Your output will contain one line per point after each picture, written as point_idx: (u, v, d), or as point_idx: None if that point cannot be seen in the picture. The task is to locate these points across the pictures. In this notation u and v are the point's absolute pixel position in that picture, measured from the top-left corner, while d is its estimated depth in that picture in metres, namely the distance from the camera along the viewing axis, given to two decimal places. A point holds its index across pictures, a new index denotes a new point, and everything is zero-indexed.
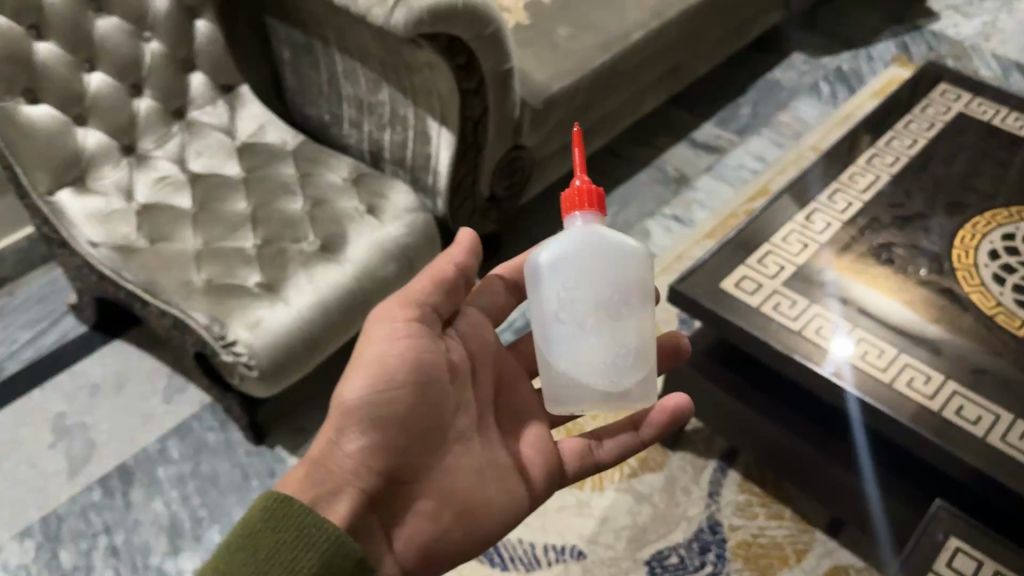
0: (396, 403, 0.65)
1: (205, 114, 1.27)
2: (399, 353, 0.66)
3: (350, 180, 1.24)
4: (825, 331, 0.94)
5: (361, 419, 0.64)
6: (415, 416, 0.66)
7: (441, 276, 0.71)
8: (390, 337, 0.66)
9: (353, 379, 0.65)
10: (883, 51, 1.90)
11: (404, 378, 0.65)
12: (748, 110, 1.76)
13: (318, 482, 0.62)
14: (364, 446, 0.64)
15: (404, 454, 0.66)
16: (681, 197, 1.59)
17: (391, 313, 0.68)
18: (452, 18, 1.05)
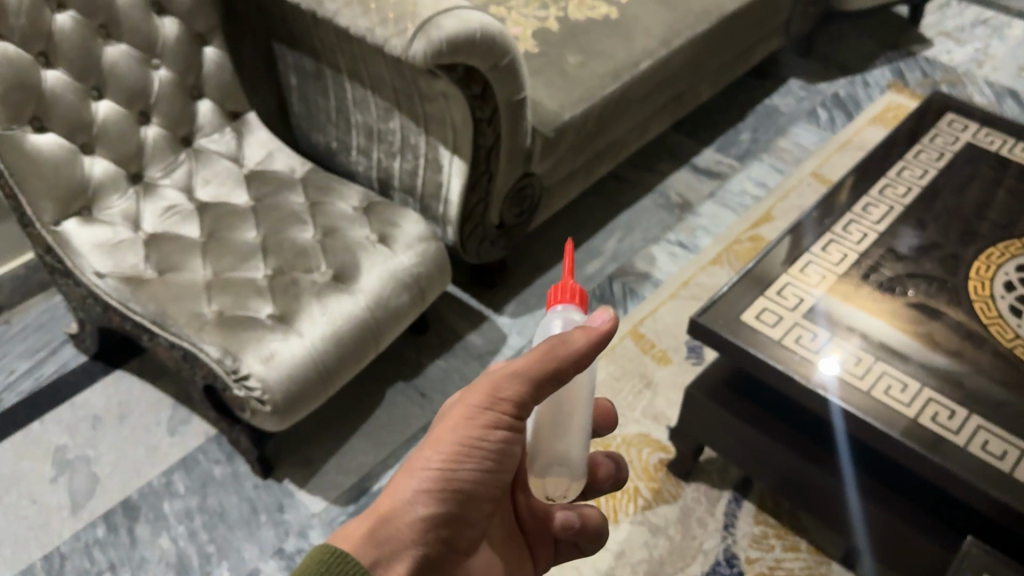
0: (474, 487, 0.59)
1: (212, 141, 1.26)
2: (496, 442, 0.58)
3: (361, 209, 1.23)
4: (810, 345, 0.96)
5: (442, 497, 0.57)
6: (482, 502, 0.60)
7: (559, 370, 0.58)
8: (490, 419, 0.58)
9: (438, 445, 0.58)
10: (878, 77, 1.92)
11: (489, 466, 0.59)
12: (749, 135, 1.77)
13: (383, 543, 0.54)
14: (437, 524, 0.57)
15: (461, 537, 0.60)
16: (685, 223, 1.59)
17: (499, 389, 0.58)
18: (471, 48, 1.05)
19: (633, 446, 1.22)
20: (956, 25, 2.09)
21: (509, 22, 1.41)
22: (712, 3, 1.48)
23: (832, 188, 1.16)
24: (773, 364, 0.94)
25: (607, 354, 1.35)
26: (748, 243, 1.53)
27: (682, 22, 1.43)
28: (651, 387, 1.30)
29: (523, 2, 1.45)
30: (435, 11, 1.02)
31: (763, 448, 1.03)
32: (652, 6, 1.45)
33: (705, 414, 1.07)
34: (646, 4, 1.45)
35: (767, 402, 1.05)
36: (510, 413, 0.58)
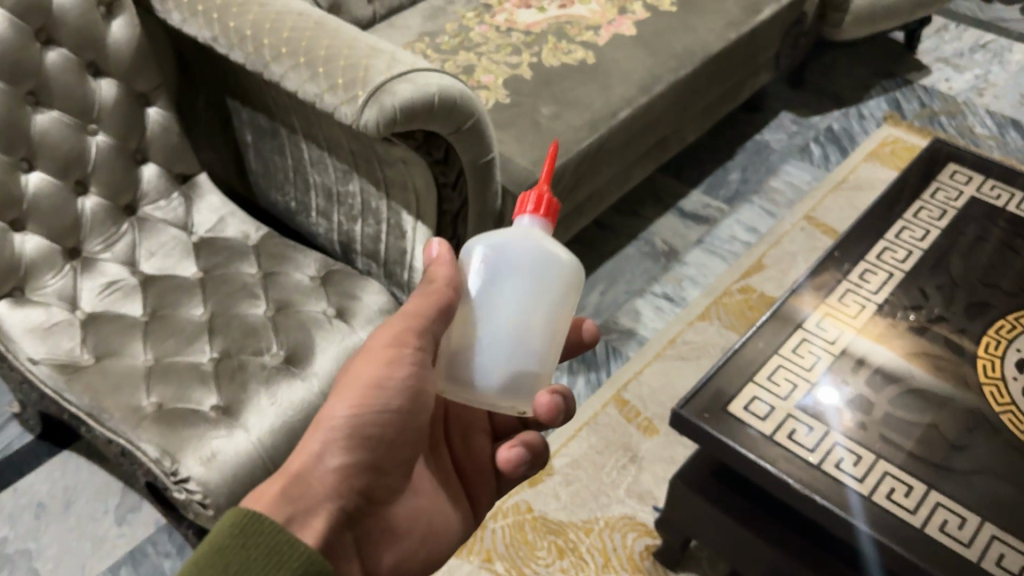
0: (383, 427, 0.66)
1: (159, 209, 1.17)
2: (400, 380, 0.66)
3: (318, 279, 1.14)
4: (799, 437, 0.87)
5: (353, 444, 0.64)
6: (396, 442, 0.68)
7: (447, 303, 0.65)
8: (392, 360, 0.66)
9: (344, 396, 0.65)
10: (874, 109, 1.84)
11: (395, 405, 0.66)
12: (738, 175, 1.69)
13: (300, 498, 0.60)
14: (351, 469, 0.64)
15: (378, 476, 0.67)
16: (672, 273, 1.50)
17: (398, 329, 0.66)
18: (429, 114, 0.96)
19: (617, 531, 1.13)
20: (955, 51, 2.01)
21: (479, 70, 1.32)
22: (697, 43, 1.39)
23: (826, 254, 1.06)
24: (765, 466, 0.85)
25: (589, 424, 1.25)
26: (739, 296, 1.44)
27: (664, 66, 1.34)
28: (636, 462, 1.21)
29: (495, 47, 1.36)
30: (388, 77, 0.93)
31: (756, 547, 0.94)
32: (632, 49, 1.36)
33: (692, 509, 0.98)
34: (625, 47, 1.36)
35: (754, 495, 0.96)
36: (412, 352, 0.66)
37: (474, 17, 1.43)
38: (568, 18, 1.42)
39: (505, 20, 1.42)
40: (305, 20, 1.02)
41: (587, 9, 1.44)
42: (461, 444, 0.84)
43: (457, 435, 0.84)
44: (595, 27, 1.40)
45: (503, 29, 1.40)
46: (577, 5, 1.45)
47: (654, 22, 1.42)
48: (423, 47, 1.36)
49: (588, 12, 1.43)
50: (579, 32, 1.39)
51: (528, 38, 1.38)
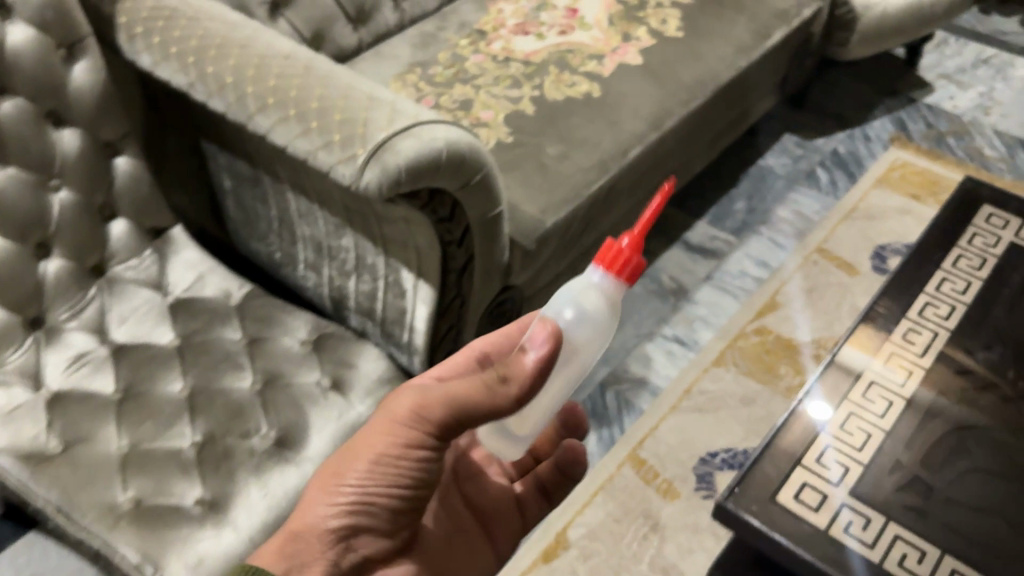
0: (389, 494, 0.66)
1: (130, 268, 1.06)
2: (408, 459, 0.65)
3: (310, 343, 1.04)
4: (855, 529, 0.80)
5: (356, 508, 0.66)
6: (408, 503, 0.68)
7: (496, 411, 0.60)
8: (405, 439, 0.64)
9: (356, 461, 0.66)
10: (879, 130, 1.77)
11: (403, 478, 0.66)
12: (744, 204, 1.61)
13: (298, 551, 0.65)
14: (351, 529, 0.66)
15: (384, 534, 0.68)
16: (682, 313, 1.41)
17: (423, 413, 0.63)
18: (436, 171, 0.86)
19: None
20: (957, 66, 1.95)
21: (478, 105, 1.22)
22: (706, 72, 1.30)
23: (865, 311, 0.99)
24: (820, 566, 0.77)
25: (604, 489, 1.16)
26: (754, 339, 1.36)
27: (673, 99, 1.25)
28: (658, 530, 1.12)
29: (493, 78, 1.26)
30: (390, 132, 0.83)
31: None
32: (639, 80, 1.27)
33: None
34: (631, 77, 1.27)
35: None
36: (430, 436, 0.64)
37: (469, 45, 1.32)
38: (569, 45, 1.32)
39: (502, 48, 1.32)
40: (293, 65, 0.92)
41: (589, 35, 1.34)
42: (472, 489, 0.84)
43: (472, 481, 0.84)
44: (598, 56, 1.30)
45: (500, 59, 1.30)
46: (578, 30, 1.35)
47: (661, 49, 1.33)
48: (414, 79, 1.26)
49: (591, 38, 1.33)
50: (582, 62, 1.29)
51: (528, 68, 1.28)
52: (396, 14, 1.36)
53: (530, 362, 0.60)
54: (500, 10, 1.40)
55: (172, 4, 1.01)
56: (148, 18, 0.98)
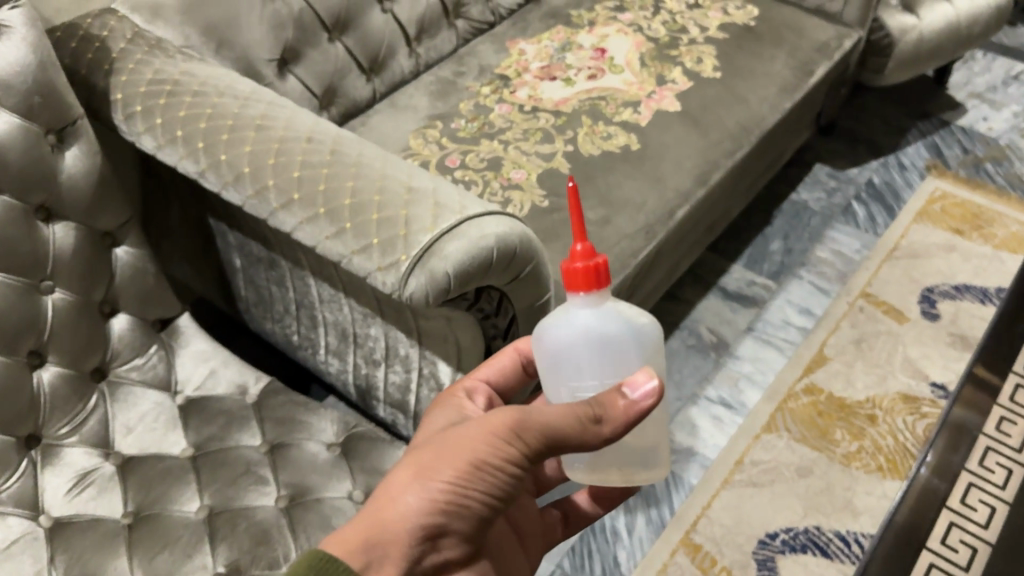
0: (481, 506, 0.53)
1: (134, 368, 0.95)
2: (507, 474, 0.53)
3: (338, 446, 0.92)
4: None
5: (445, 511, 0.52)
6: (493, 521, 0.55)
7: (588, 445, 0.53)
8: (505, 452, 0.52)
9: (449, 458, 0.53)
10: (914, 157, 1.69)
11: (498, 492, 0.53)
12: (780, 244, 1.51)
13: (375, 547, 0.51)
14: (435, 536, 0.52)
15: (467, 547, 0.55)
16: (725, 371, 1.32)
17: (532, 420, 0.53)
18: (485, 271, 0.76)
19: None
20: (986, 83, 1.87)
21: (507, 164, 1.13)
22: (749, 117, 1.20)
23: (970, 374, 1.01)
24: None
25: None
26: (805, 400, 1.27)
27: (717, 149, 1.16)
28: None
29: (521, 133, 1.17)
30: (437, 234, 0.73)
31: None
32: (679, 129, 1.17)
33: None
34: (671, 125, 1.18)
35: None
36: (539, 444, 0.53)
37: (491, 94, 1.24)
38: (601, 91, 1.22)
39: (528, 97, 1.22)
40: (317, 151, 0.81)
41: (621, 79, 1.24)
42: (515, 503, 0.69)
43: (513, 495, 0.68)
44: (633, 103, 1.20)
45: (527, 109, 1.20)
46: (608, 74, 1.25)
47: (700, 91, 1.23)
48: (436, 134, 1.17)
49: (623, 82, 1.24)
50: (616, 110, 1.19)
51: (559, 120, 1.18)
52: (411, 60, 1.26)
53: (627, 406, 0.52)
54: (522, 52, 1.31)
55: (175, 76, 0.90)
56: (148, 95, 0.87)
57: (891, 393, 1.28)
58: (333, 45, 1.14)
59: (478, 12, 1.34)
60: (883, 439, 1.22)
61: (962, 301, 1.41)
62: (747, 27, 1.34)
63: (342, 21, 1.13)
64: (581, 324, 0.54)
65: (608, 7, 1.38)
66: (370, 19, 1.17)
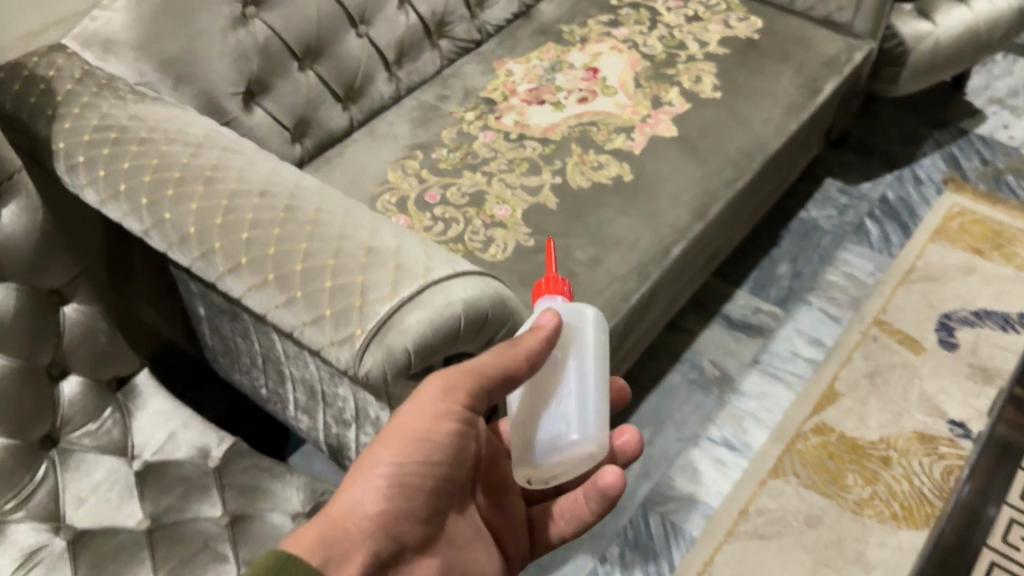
0: (423, 474, 0.59)
1: (88, 434, 0.88)
2: (445, 435, 0.59)
3: (304, 516, 0.86)
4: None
5: (393, 487, 0.57)
6: (440, 488, 0.61)
7: (511, 374, 0.59)
8: (440, 412, 0.59)
9: (385, 443, 0.58)
10: (930, 169, 1.60)
11: (436, 458, 0.60)
12: (788, 268, 1.43)
13: (334, 543, 0.54)
14: (390, 512, 0.57)
15: (422, 521, 0.60)
16: (729, 409, 1.24)
17: (451, 381, 0.59)
18: (452, 339, 0.68)
19: None
20: (1007, 88, 1.77)
21: (491, 200, 1.05)
22: (752, 141, 1.12)
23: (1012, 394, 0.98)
24: None
25: None
26: (815, 441, 1.20)
27: (717, 178, 1.08)
28: None
29: (506, 163, 1.09)
30: (396, 305, 0.66)
31: None
32: (676, 157, 1.10)
33: None
34: (667, 153, 1.10)
35: None
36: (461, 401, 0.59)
37: (476, 121, 1.16)
38: (592, 116, 1.15)
39: (514, 123, 1.15)
40: (271, 206, 0.74)
41: (614, 102, 1.17)
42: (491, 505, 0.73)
43: (491, 499, 0.73)
44: (627, 129, 1.13)
45: (512, 137, 1.13)
46: (600, 96, 1.18)
47: (699, 113, 1.15)
48: (416, 166, 1.10)
49: (616, 106, 1.16)
50: (608, 137, 1.12)
51: (546, 149, 1.11)
52: (392, 84, 1.19)
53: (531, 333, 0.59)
54: (509, 73, 1.23)
55: (122, 120, 0.83)
56: (92, 144, 0.81)
57: (907, 432, 1.20)
58: (305, 74, 1.07)
59: (463, 31, 1.27)
60: (898, 483, 1.15)
61: (983, 329, 1.32)
62: (750, 41, 1.26)
63: (313, 49, 1.06)
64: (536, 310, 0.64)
65: (602, 22, 1.31)
66: (344, 44, 1.09)
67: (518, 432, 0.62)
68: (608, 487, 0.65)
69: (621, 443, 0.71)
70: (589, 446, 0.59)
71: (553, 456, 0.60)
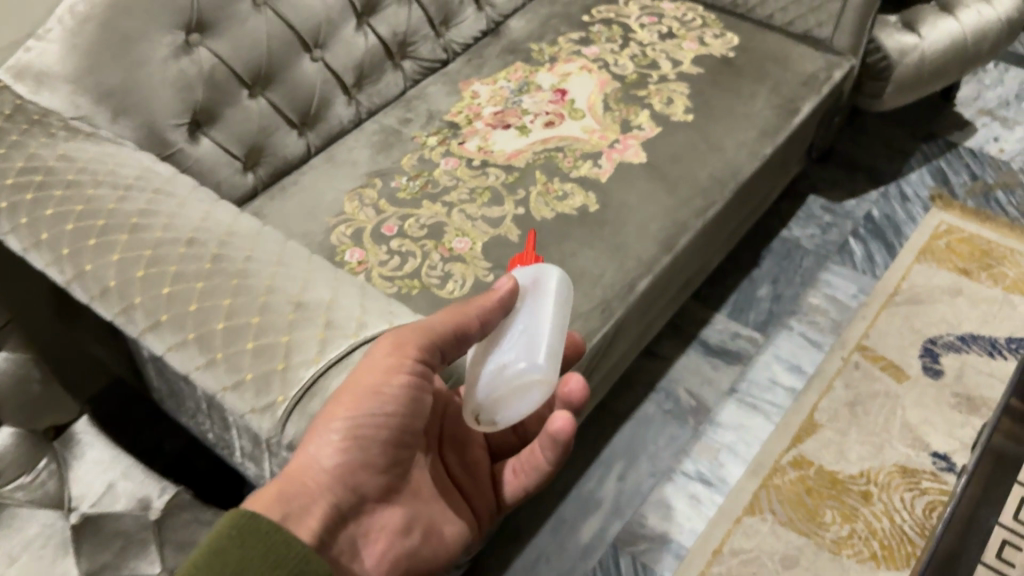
0: (381, 430, 0.61)
1: (20, 488, 0.85)
2: (398, 387, 0.60)
3: None
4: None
5: (350, 444, 0.59)
6: (398, 440, 0.63)
7: (463, 331, 0.64)
8: (390, 366, 0.60)
9: (340, 401, 0.60)
10: (917, 185, 1.55)
11: (392, 410, 0.61)
12: (768, 290, 1.39)
13: (291, 499, 0.57)
14: (347, 467, 0.60)
15: (380, 471, 0.63)
16: (705, 442, 1.20)
17: (405, 339, 0.62)
18: None
19: None
20: (998, 98, 1.73)
21: (450, 232, 1.01)
22: (724, 166, 1.08)
23: (1008, 406, 0.88)
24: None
25: None
26: (793, 475, 1.15)
27: (686, 207, 1.03)
28: None
29: (468, 192, 1.05)
30: (322, 367, 0.62)
31: None
32: (645, 185, 1.05)
33: None
34: (636, 181, 1.06)
35: None
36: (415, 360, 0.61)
37: (438, 146, 1.12)
38: (558, 142, 1.11)
39: (478, 149, 1.10)
40: (197, 257, 0.70)
41: (581, 126, 1.12)
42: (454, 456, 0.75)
43: (453, 451, 0.75)
44: (594, 155, 1.09)
45: (475, 164, 1.09)
46: (568, 120, 1.13)
47: (669, 138, 1.10)
48: (373, 195, 1.05)
49: (584, 130, 1.12)
50: (574, 163, 1.07)
51: (509, 177, 1.07)
52: (351, 108, 1.15)
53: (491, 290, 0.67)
54: (475, 95, 1.19)
55: (49, 161, 0.79)
56: (15, 187, 0.76)
57: (888, 466, 1.16)
58: (255, 101, 1.02)
59: (428, 51, 1.22)
60: (877, 520, 1.11)
61: (968, 355, 1.28)
62: (725, 60, 1.22)
63: (263, 76, 1.02)
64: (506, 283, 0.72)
65: (573, 39, 1.26)
66: (297, 69, 1.05)
67: (471, 371, 0.67)
68: (559, 434, 0.66)
69: (565, 391, 0.71)
70: (536, 375, 0.64)
71: (500, 384, 0.64)
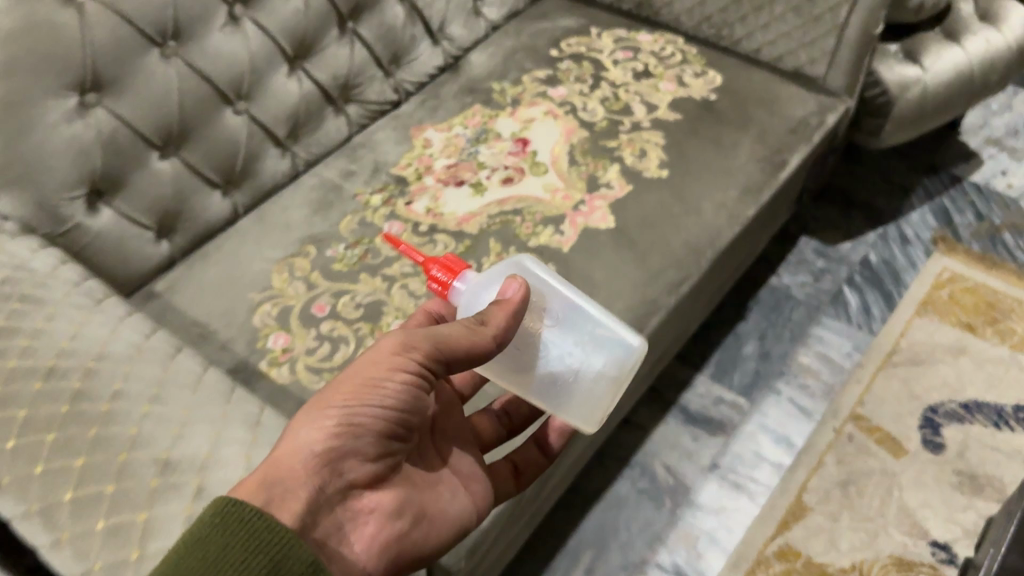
0: (382, 421, 0.54)
1: None
2: (400, 385, 0.54)
3: None
4: None
5: (344, 430, 0.52)
6: (400, 428, 0.56)
7: (476, 351, 0.56)
8: (394, 360, 0.54)
9: (336, 390, 0.53)
10: (919, 226, 1.43)
11: (393, 404, 0.54)
12: (754, 348, 1.27)
13: (275, 485, 0.50)
14: (340, 455, 0.52)
15: (378, 459, 0.55)
16: (682, 528, 1.09)
17: (411, 336, 0.55)
18: None
19: None
20: (1006, 126, 1.60)
21: (389, 313, 0.88)
22: (701, 232, 0.95)
23: None
24: None
25: None
26: (778, 569, 1.04)
27: (659, 281, 0.91)
28: None
29: (412, 265, 0.93)
30: None
31: None
32: (613, 253, 0.93)
33: None
34: (602, 249, 0.93)
35: None
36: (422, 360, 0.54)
37: (382, 207, 1.00)
38: (516, 202, 0.99)
39: (426, 211, 0.98)
40: (53, 396, 0.58)
41: (543, 183, 1.01)
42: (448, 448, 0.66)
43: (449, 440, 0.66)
44: (555, 219, 0.96)
45: (422, 229, 0.97)
46: (528, 176, 1.02)
47: (641, 197, 0.99)
48: (305, 266, 0.93)
49: (545, 189, 1.00)
50: (533, 230, 0.95)
51: (460, 245, 0.94)
52: (287, 160, 1.03)
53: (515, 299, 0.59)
54: (427, 143, 1.07)
55: None
56: None
57: (883, 558, 1.04)
58: (165, 164, 0.90)
59: (376, 93, 1.10)
60: None
61: (973, 427, 1.16)
62: (705, 103, 1.10)
63: (176, 134, 0.90)
64: (478, 292, 0.63)
65: (538, 78, 1.15)
66: (216, 124, 0.93)
67: (571, 397, 0.64)
68: None
69: None
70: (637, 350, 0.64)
71: (613, 378, 0.64)
